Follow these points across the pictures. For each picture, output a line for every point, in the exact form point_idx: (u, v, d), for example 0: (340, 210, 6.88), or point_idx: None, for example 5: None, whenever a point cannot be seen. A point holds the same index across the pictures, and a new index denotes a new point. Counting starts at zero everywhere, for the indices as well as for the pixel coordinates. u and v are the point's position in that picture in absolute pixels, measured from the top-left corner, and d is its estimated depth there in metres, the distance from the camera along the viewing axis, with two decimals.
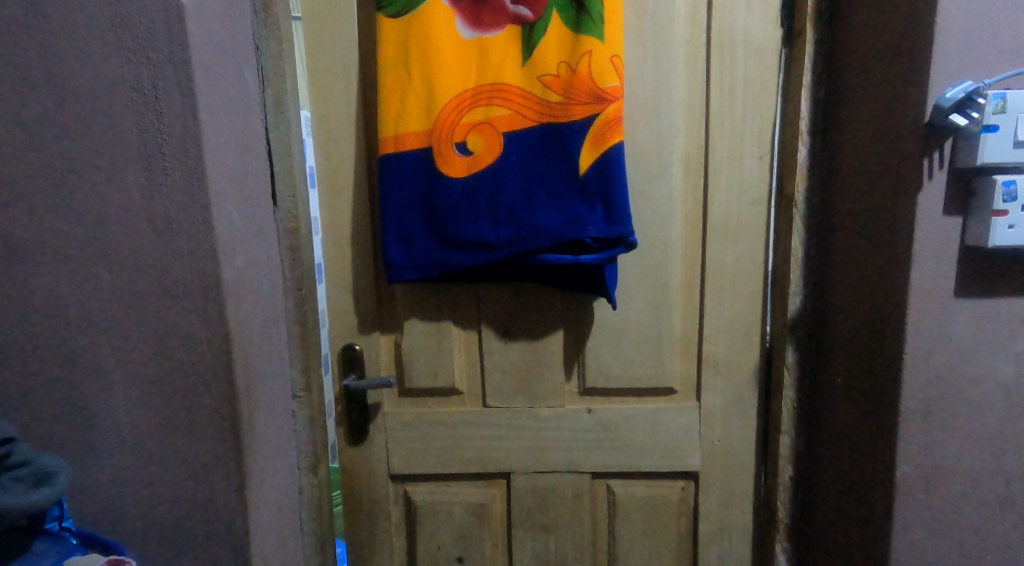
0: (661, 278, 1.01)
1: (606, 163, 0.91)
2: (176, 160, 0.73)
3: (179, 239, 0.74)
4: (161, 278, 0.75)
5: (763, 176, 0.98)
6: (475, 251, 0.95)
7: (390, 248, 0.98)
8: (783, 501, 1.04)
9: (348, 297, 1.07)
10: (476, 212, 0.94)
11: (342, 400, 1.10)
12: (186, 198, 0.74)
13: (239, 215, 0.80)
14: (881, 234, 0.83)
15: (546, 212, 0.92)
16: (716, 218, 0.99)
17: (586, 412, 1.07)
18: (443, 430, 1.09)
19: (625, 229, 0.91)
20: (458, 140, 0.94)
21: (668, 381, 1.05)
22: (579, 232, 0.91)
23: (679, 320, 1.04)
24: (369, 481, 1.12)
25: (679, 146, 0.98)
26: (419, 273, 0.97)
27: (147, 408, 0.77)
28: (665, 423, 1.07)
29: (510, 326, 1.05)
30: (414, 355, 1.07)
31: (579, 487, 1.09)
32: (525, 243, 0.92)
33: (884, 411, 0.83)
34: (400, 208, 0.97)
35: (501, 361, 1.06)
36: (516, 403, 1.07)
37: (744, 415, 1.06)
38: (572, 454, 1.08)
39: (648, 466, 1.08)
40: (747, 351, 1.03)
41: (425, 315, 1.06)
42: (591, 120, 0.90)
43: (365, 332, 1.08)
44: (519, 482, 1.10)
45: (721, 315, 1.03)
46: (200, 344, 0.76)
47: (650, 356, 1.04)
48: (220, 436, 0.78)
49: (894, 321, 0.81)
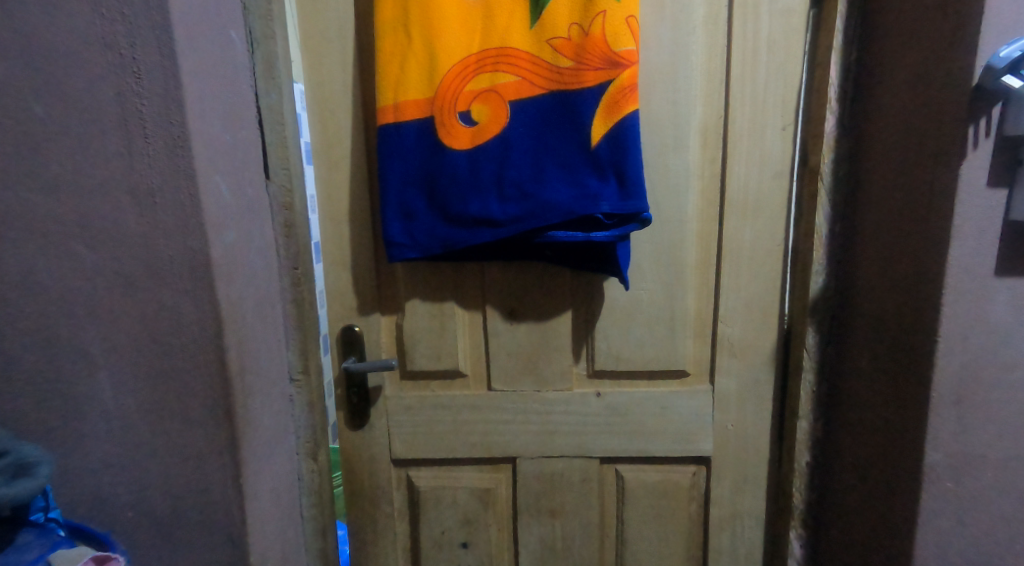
0: (675, 256, 0.97)
1: (620, 134, 0.85)
2: (157, 126, 0.68)
3: (163, 214, 0.69)
4: (145, 256, 0.70)
5: (785, 148, 0.92)
6: (479, 228, 0.90)
7: (389, 224, 0.93)
8: (798, 487, 1.01)
9: (347, 277, 1.02)
10: (481, 187, 0.89)
11: (342, 384, 1.06)
12: (171, 169, 0.69)
13: (229, 188, 0.74)
14: (915, 211, 0.78)
15: (556, 186, 0.87)
16: (734, 194, 0.94)
17: (595, 396, 1.04)
18: (446, 414, 1.06)
19: (640, 204, 0.86)
20: (462, 110, 0.88)
21: (680, 364, 1.01)
22: (591, 207, 0.86)
23: (694, 300, 0.99)
24: (371, 466, 1.09)
25: (696, 116, 0.93)
26: (421, 251, 0.93)
27: (135, 394, 0.73)
28: (677, 407, 1.03)
29: (515, 307, 1.01)
30: (416, 337, 1.03)
31: (587, 472, 1.06)
32: (533, 220, 0.87)
33: (914, 395, 0.79)
34: (400, 183, 0.92)
35: (506, 342, 1.02)
36: (523, 386, 1.04)
37: (759, 399, 1.02)
38: (580, 437, 1.05)
39: (658, 450, 1.05)
40: (764, 333, 0.99)
41: (427, 295, 1.01)
42: (604, 87, 0.85)
43: (365, 314, 1.03)
44: (525, 467, 1.07)
45: (737, 296, 0.98)
46: (191, 327, 0.72)
47: (662, 338, 1.00)
48: (213, 423, 0.74)
49: (929, 301, 0.76)
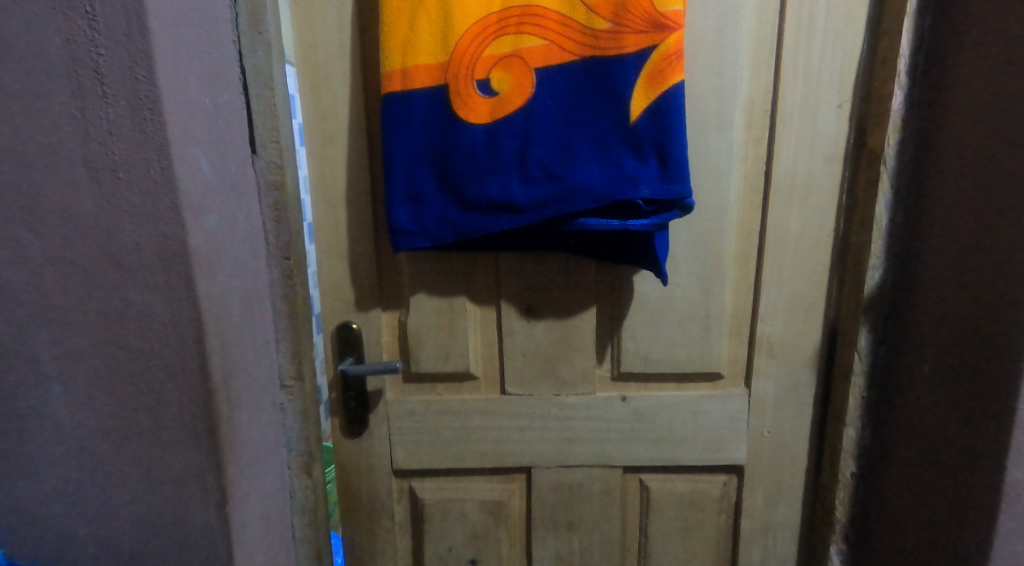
0: (714, 247, 0.87)
1: (663, 108, 0.75)
2: (118, 82, 0.56)
3: (128, 191, 0.57)
4: (106, 243, 0.58)
5: (840, 127, 0.82)
6: (498, 214, 0.79)
7: (394, 209, 0.82)
8: (842, 500, 0.93)
9: (343, 268, 0.91)
10: (502, 167, 0.78)
11: (337, 386, 0.96)
12: (137, 136, 0.56)
13: (209, 162, 0.62)
14: (997, 197, 0.69)
15: (587, 167, 0.77)
16: (780, 178, 0.84)
17: (620, 400, 0.95)
18: (456, 421, 0.97)
19: (683, 189, 0.76)
20: (481, 78, 0.77)
21: (714, 366, 0.92)
22: (629, 191, 0.75)
23: (731, 296, 0.90)
24: (370, 478, 1.00)
25: (742, 90, 0.82)
26: (431, 240, 0.82)
27: (97, 407, 0.61)
28: (708, 412, 0.95)
29: (534, 303, 0.91)
30: (422, 336, 0.92)
31: (609, 483, 0.98)
32: (561, 205, 0.77)
33: (993, 406, 0.70)
34: (407, 161, 0.81)
35: (523, 342, 0.92)
36: (540, 390, 0.94)
37: (799, 404, 0.93)
38: (602, 445, 0.97)
39: (686, 459, 0.97)
40: (807, 332, 0.90)
41: (435, 289, 0.91)
42: (647, 52, 0.74)
43: (364, 310, 0.92)
44: (541, 477, 0.98)
45: (780, 291, 0.89)
46: (164, 329, 0.60)
47: (696, 336, 0.91)
48: (193, 442, 0.63)
49: (1015, 301, 0.67)
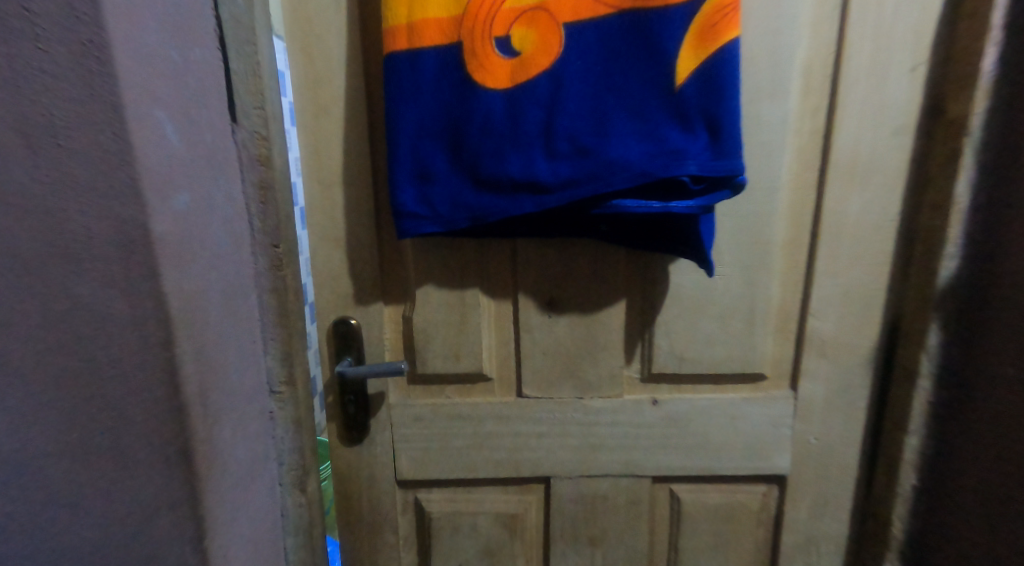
0: (761, 232, 0.77)
1: (713, 70, 0.64)
2: (53, 22, 0.45)
3: (71, 161, 0.46)
4: (46, 226, 0.47)
5: (912, 95, 0.72)
6: (520, 195, 0.69)
7: (399, 189, 0.71)
8: (898, 516, 0.82)
9: (340, 256, 0.80)
10: (524, 140, 0.68)
11: (335, 389, 0.86)
12: (81, 92, 0.46)
13: (177, 129, 0.52)
14: None
15: (623, 140, 0.66)
16: (840, 153, 0.74)
17: (650, 404, 0.85)
18: (466, 426, 0.87)
19: (735, 165, 0.65)
20: (500, 35, 0.67)
21: (757, 366, 0.82)
22: (673, 168, 0.65)
23: (778, 288, 0.80)
24: (371, 489, 0.90)
25: (800, 51, 0.71)
26: (442, 225, 0.71)
27: (35, 430, 0.48)
28: (749, 417, 0.84)
29: (556, 296, 0.80)
30: (430, 333, 0.82)
31: (636, 494, 0.88)
32: (593, 184, 0.66)
33: None
34: (414, 133, 0.70)
35: (543, 339, 0.82)
36: (561, 392, 0.84)
37: (851, 408, 0.83)
38: (629, 453, 0.87)
39: (724, 469, 0.86)
40: (864, 328, 0.80)
41: (443, 280, 0.80)
42: (696, 5, 0.64)
43: (364, 304, 0.82)
44: (561, 488, 0.88)
45: (835, 282, 0.78)
46: (123, 331, 0.49)
47: (738, 332, 0.81)
48: (162, 466, 0.53)
49: None
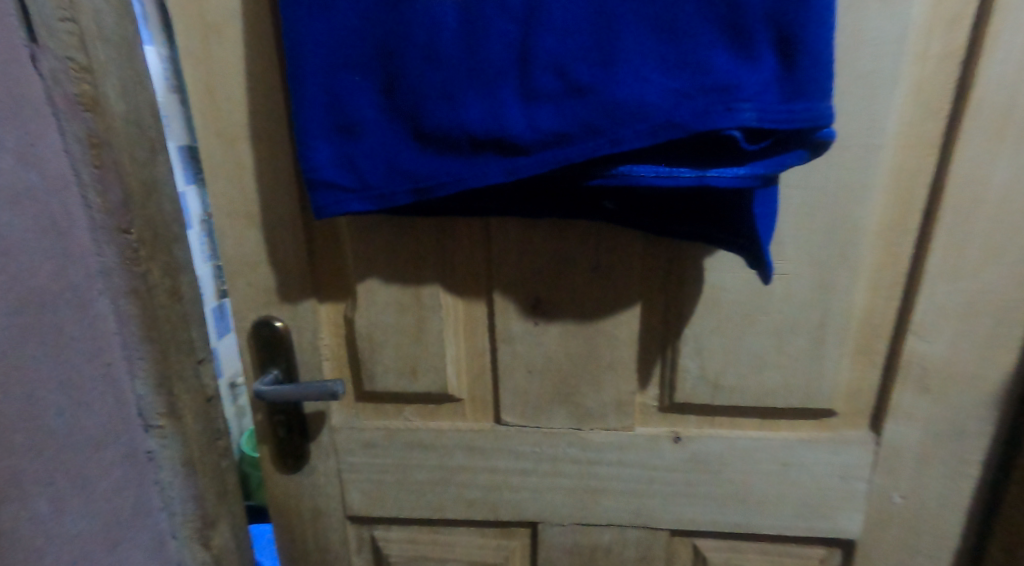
0: (845, 213, 0.52)
1: None
2: None
3: None
4: None
5: None
6: (486, 157, 0.46)
7: (310, 148, 0.49)
8: None
9: (253, 237, 0.59)
10: (489, 73, 0.44)
11: (262, 406, 0.66)
12: None
13: None
14: None
15: (641, 70, 0.42)
16: (986, 93, 0.49)
17: (672, 442, 0.62)
18: (429, 459, 0.66)
19: (818, 110, 0.42)
20: None
21: (827, 400, 0.59)
22: (720, 115, 0.41)
23: (864, 292, 0.56)
24: (313, 527, 0.71)
25: None
26: (374, 202, 0.49)
27: None
28: (808, 465, 0.61)
29: (544, 297, 0.58)
30: (376, 340, 0.61)
31: (650, 550, 0.67)
32: (594, 141, 0.43)
33: None
34: (329, 63, 0.47)
35: (528, 353, 0.60)
36: (553, 422, 0.63)
37: (960, 460, 0.59)
38: (642, 502, 0.65)
39: (769, 528, 0.64)
40: (990, 353, 0.56)
41: (392, 273, 0.59)
42: None
43: (290, 300, 0.61)
44: (552, 538, 0.68)
45: (953, 287, 0.54)
46: None
47: (800, 355, 0.57)
48: None
49: None
